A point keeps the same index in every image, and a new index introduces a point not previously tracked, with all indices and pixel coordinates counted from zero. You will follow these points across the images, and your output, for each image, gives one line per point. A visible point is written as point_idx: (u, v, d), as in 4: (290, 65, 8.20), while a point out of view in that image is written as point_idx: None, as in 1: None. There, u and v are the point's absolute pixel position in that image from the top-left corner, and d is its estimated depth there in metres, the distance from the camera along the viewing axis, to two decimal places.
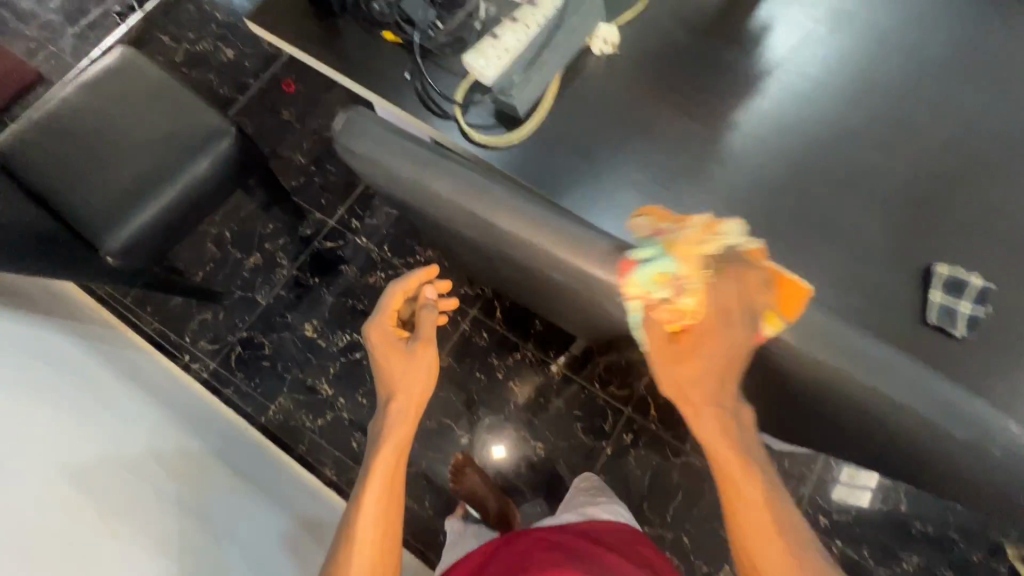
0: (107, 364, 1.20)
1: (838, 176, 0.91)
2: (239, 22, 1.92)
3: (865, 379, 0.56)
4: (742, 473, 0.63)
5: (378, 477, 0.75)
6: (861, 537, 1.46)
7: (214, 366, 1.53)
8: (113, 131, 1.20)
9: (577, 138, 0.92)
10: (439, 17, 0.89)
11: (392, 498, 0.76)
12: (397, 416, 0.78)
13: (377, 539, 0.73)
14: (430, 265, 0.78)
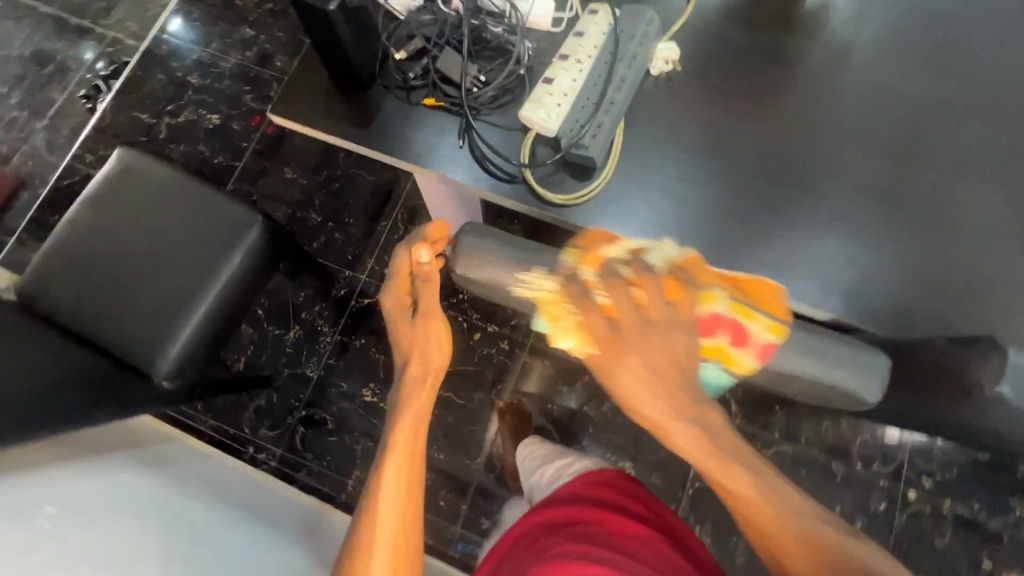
0: (191, 489, 1.15)
1: (954, 149, 0.78)
2: (217, 83, 1.80)
3: None
4: (723, 457, 0.58)
5: (395, 454, 0.73)
6: (972, 494, 1.41)
7: (282, 452, 1.48)
8: (135, 246, 1.12)
9: (648, 165, 0.80)
10: (481, 71, 0.80)
11: (411, 480, 0.73)
12: (414, 387, 0.77)
13: (396, 522, 0.70)
14: (438, 220, 0.79)
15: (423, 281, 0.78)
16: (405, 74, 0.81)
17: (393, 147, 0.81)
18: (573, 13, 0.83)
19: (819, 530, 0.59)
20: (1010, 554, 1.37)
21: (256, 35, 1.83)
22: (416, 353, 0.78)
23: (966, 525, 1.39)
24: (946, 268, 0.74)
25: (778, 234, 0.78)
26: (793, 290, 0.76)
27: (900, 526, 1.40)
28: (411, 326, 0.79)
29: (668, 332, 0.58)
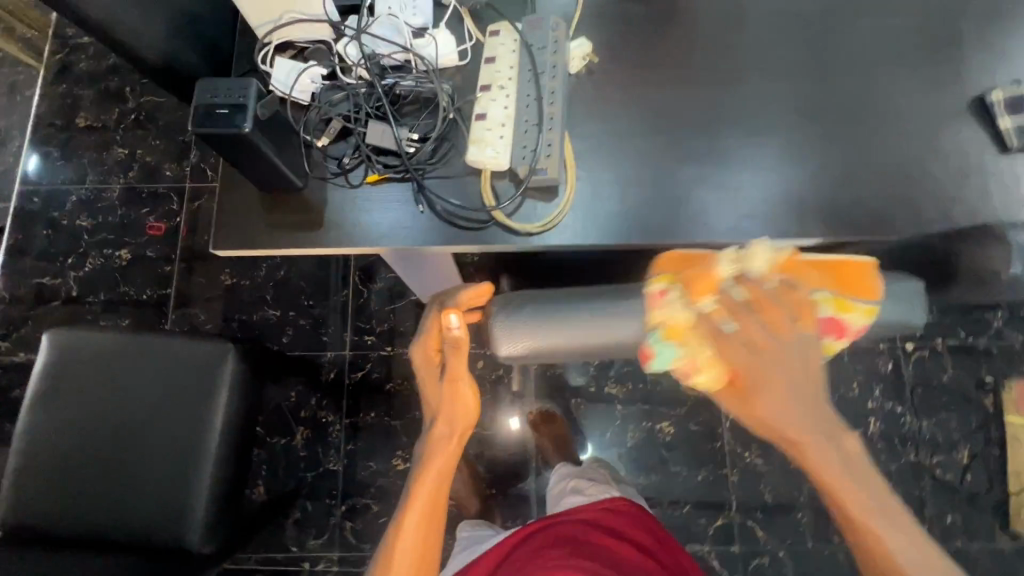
0: None
1: (859, 47, 0.83)
2: (110, 217, 1.65)
3: None
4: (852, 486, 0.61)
5: (416, 505, 0.70)
6: (955, 324, 1.55)
7: (339, 554, 1.43)
8: (112, 427, 1.04)
9: (603, 159, 0.81)
10: (412, 130, 0.77)
11: (430, 528, 0.71)
12: (437, 442, 0.74)
13: (410, 562, 0.69)
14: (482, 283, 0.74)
15: (450, 349, 0.72)
16: (337, 160, 0.77)
17: (354, 235, 0.78)
18: (473, 42, 0.81)
19: (901, 529, 0.60)
20: (1002, 361, 1.52)
21: (130, 154, 1.69)
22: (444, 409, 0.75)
23: (959, 352, 1.53)
24: (891, 157, 0.80)
25: (743, 181, 0.80)
26: (776, 229, 0.80)
27: (910, 376, 1.52)
28: (438, 388, 0.74)
29: (793, 361, 0.62)
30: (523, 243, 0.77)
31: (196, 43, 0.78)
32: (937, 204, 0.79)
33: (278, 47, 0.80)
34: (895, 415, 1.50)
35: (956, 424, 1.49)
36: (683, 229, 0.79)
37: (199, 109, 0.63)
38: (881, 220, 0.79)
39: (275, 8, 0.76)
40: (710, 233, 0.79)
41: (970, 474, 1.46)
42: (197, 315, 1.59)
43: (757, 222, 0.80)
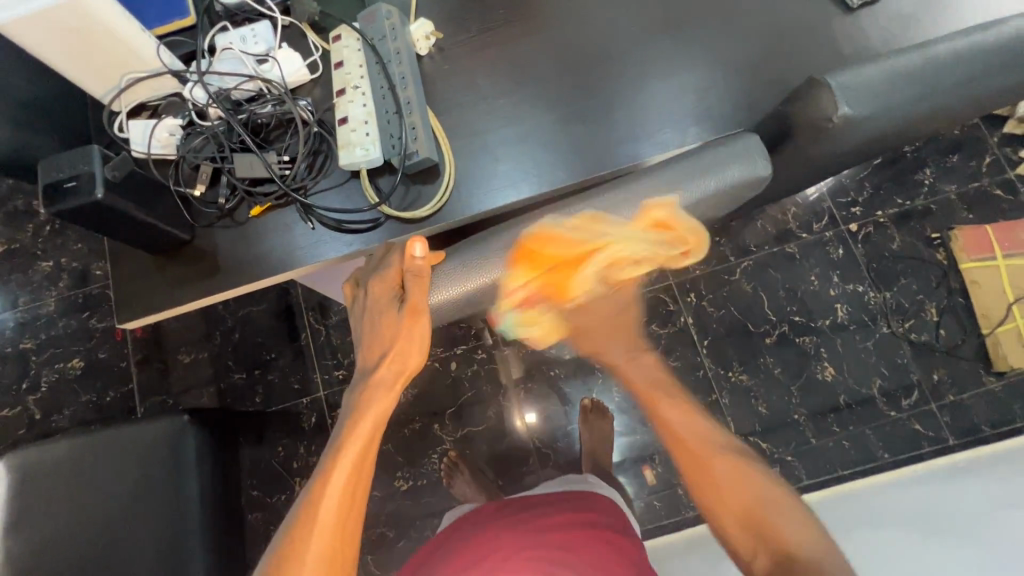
0: None
1: None
2: (53, 331, 1.63)
3: (901, 105, 0.60)
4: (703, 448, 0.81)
5: (349, 459, 0.69)
6: (890, 194, 1.58)
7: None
8: (86, 527, 1.01)
9: (478, 128, 0.81)
10: (281, 153, 0.78)
11: (357, 489, 0.69)
12: (380, 389, 0.73)
13: (335, 506, 0.66)
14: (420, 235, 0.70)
15: (413, 276, 0.69)
16: (216, 203, 0.77)
17: (255, 270, 0.77)
18: (320, 51, 0.81)
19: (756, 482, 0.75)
20: (943, 215, 1.56)
21: (56, 265, 1.67)
22: (394, 355, 0.73)
23: (901, 219, 1.56)
24: (743, 47, 0.82)
25: (614, 109, 0.82)
26: (657, 144, 0.81)
27: (862, 255, 1.55)
28: (395, 323, 0.72)
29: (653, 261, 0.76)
30: (421, 228, 0.78)
31: (46, 129, 0.78)
32: (802, 77, 0.81)
33: (130, 111, 0.80)
34: (859, 295, 1.53)
35: (917, 286, 1.53)
36: (570, 171, 0.80)
37: (44, 188, 0.63)
38: (751, 108, 0.81)
39: (111, 74, 0.75)
40: (597, 166, 0.80)
41: (943, 329, 1.49)
42: (165, 401, 1.57)
43: (638, 143, 0.81)
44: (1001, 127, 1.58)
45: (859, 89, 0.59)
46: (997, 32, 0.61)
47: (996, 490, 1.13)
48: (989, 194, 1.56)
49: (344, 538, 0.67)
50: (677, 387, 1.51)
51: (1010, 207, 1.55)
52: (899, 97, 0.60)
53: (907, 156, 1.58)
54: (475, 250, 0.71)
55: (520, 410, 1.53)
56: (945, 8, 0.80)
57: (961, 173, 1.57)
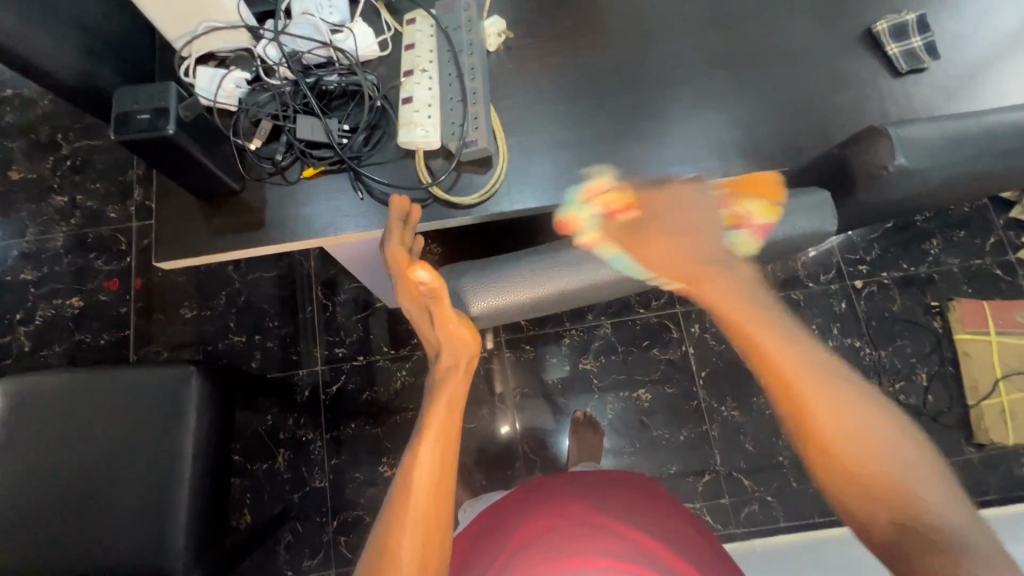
0: None
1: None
2: (57, 266, 1.61)
3: (954, 162, 0.65)
4: (802, 389, 0.63)
5: (433, 431, 0.64)
6: (896, 258, 1.63)
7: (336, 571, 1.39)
8: (72, 466, 1.00)
9: (534, 128, 0.84)
10: (342, 121, 0.79)
11: (447, 457, 0.64)
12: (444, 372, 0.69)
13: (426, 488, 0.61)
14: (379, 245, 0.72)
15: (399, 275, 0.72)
16: (272, 159, 0.79)
17: (299, 230, 0.79)
18: (393, 31, 0.84)
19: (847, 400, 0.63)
20: (944, 285, 1.61)
21: (70, 201, 1.66)
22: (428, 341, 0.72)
23: (904, 283, 1.62)
24: (796, 92, 0.86)
25: (667, 131, 0.85)
26: (703, 171, 0.84)
27: (863, 312, 1.60)
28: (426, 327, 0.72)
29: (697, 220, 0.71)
30: (467, 214, 0.80)
31: (115, 62, 0.79)
32: (846, 130, 0.85)
33: (199, 58, 0.82)
34: (856, 350, 1.58)
35: (912, 350, 1.57)
36: (617, 182, 0.83)
37: (116, 115, 0.64)
38: (795, 151, 0.84)
39: (190, 20, 0.77)
40: (642, 182, 0.83)
41: (931, 395, 1.54)
42: (159, 354, 1.55)
43: (684, 167, 0.84)
44: (1007, 211, 1.65)
45: (921, 143, 0.63)
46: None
47: None
48: (989, 272, 1.62)
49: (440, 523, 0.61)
50: (669, 413, 1.53)
51: (1007, 287, 1.61)
52: (951, 155, 0.64)
53: (918, 225, 1.64)
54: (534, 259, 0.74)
55: (512, 414, 1.54)
56: (987, 86, 0.85)
57: (965, 248, 1.63)
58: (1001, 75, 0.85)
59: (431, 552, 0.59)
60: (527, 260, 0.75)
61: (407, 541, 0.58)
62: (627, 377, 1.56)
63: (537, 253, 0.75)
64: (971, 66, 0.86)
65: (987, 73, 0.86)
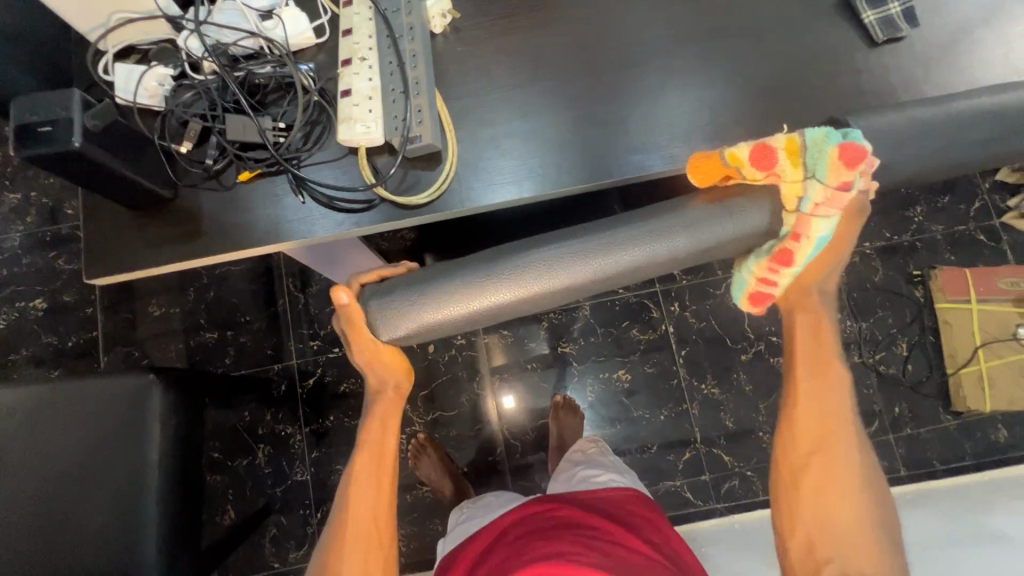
0: None
1: None
2: (16, 266, 1.56)
3: (917, 154, 0.62)
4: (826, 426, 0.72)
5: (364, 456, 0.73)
6: (879, 227, 1.60)
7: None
8: (33, 484, 0.98)
9: (487, 118, 0.79)
10: (276, 118, 0.74)
11: (377, 483, 0.73)
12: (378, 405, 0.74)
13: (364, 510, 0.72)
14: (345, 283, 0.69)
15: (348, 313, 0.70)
16: (204, 162, 0.73)
17: (239, 239, 0.74)
18: (329, 14, 0.77)
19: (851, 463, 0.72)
20: (927, 253, 1.59)
21: (24, 198, 1.58)
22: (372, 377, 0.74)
23: (887, 252, 1.59)
24: (765, 68, 0.80)
25: (629, 116, 0.79)
26: (667, 159, 0.79)
27: (845, 283, 1.58)
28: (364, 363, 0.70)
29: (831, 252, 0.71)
30: (417, 215, 0.75)
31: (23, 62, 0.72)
32: (819, 109, 0.80)
33: (118, 53, 0.75)
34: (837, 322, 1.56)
35: (892, 320, 1.56)
36: (576, 174, 0.78)
37: (15, 128, 0.58)
38: (765, 132, 0.79)
39: (101, 11, 0.70)
40: (603, 173, 0.78)
41: (911, 364, 1.54)
42: (130, 353, 1.52)
43: (646, 154, 0.79)
44: (994, 174, 1.61)
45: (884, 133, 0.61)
46: (1004, 98, 0.64)
47: (940, 526, 1.18)
48: (973, 238, 1.59)
49: (378, 538, 0.73)
50: (650, 392, 1.53)
51: (990, 253, 1.58)
52: (914, 145, 0.62)
53: (902, 193, 1.60)
54: (467, 272, 0.66)
55: (492, 400, 1.53)
56: (968, 55, 0.80)
57: (950, 215, 1.60)
58: (983, 43, 0.80)
59: (371, 563, 0.72)
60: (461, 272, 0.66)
61: (346, 550, 0.71)
62: (607, 358, 1.55)
63: (470, 263, 0.67)
64: (952, 33, 0.80)
65: (968, 41, 0.80)
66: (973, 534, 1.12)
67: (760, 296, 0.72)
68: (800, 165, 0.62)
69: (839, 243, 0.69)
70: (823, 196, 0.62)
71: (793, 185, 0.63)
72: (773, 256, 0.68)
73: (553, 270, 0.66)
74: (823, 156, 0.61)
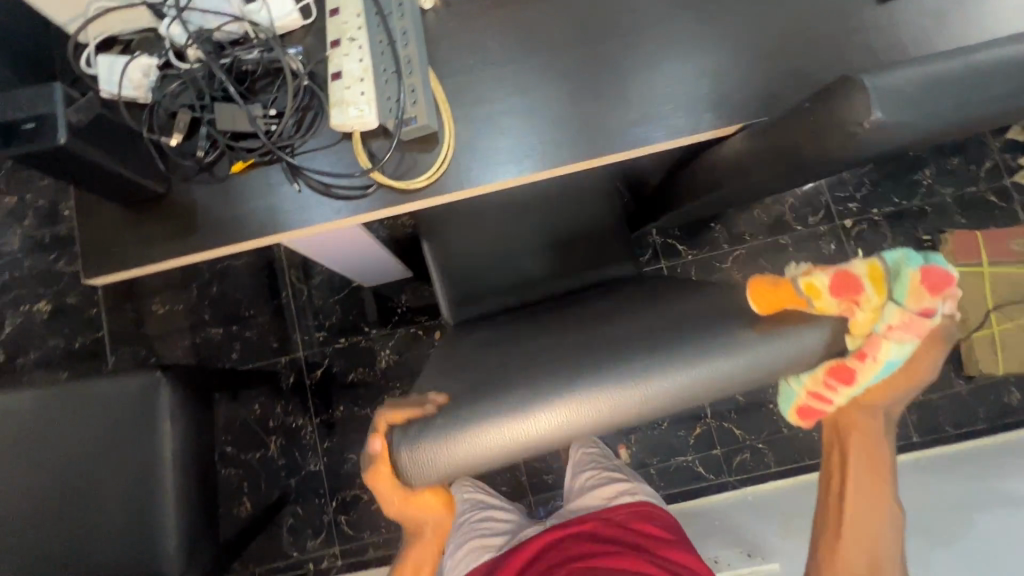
0: None
1: None
2: (19, 270, 1.55)
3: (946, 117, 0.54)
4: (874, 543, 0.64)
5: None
6: (887, 192, 1.57)
7: (340, 548, 1.43)
8: (50, 485, 0.99)
9: (484, 97, 0.76)
10: (267, 105, 0.71)
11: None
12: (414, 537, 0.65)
13: None
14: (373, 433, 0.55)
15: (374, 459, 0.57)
16: (195, 155, 0.72)
17: (237, 232, 0.72)
18: None
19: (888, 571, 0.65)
20: (937, 218, 1.55)
21: (21, 200, 1.57)
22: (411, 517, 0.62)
23: (895, 218, 1.56)
24: (769, 30, 0.77)
25: (629, 88, 0.77)
26: (670, 129, 0.76)
27: (853, 251, 1.55)
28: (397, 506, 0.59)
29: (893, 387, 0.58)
30: (416, 199, 0.74)
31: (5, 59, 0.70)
32: (828, 72, 0.77)
33: (99, 44, 0.72)
34: None
35: None
36: (577, 150, 0.76)
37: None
38: (772, 97, 0.76)
39: None
40: (604, 147, 0.76)
41: None
42: (137, 352, 1.52)
43: (648, 127, 0.76)
44: (1004, 133, 1.57)
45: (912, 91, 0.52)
46: None
47: (956, 491, 1.17)
48: (984, 200, 1.56)
49: None
50: None
51: (1002, 214, 1.55)
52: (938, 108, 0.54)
53: (910, 156, 1.56)
54: (499, 396, 0.55)
55: None
56: (982, 6, 0.76)
57: (960, 176, 1.56)
58: None
59: None
60: (495, 414, 0.54)
61: None
62: None
63: (500, 387, 0.56)
64: None
65: None
66: (989, 498, 1.11)
67: (812, 410, 0.58)
68: (888, 293, 0.51)
69: (916, 366, 0.56)
70: (901, 319, 0.51)
71: (871, 309, 0.51)
72: (831, 369, 0.55)
73: (600, 414, 0.53)
74: (903, 277, 0.51)
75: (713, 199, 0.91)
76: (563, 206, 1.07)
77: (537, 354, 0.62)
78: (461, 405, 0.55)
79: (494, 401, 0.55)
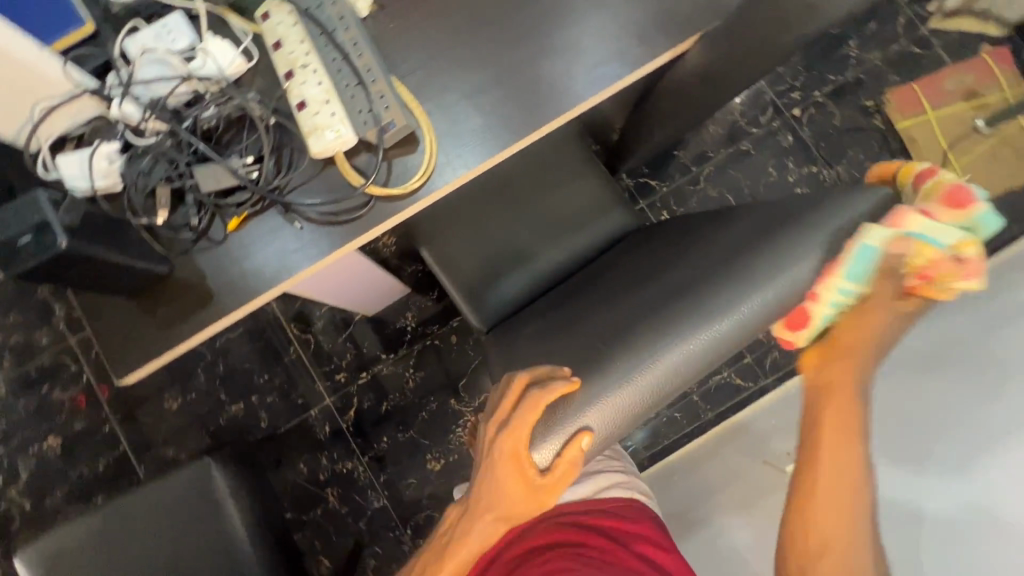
0: None
1: None
2: (15, 413, 1.49)
3: None
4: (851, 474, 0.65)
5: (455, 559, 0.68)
6: (822, 73, 1.63)
7: None
8: None
9: (447, 84, 0.77)
10: (243, 155, 0.70)
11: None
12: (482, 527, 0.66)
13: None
14: (535, 397, 0.61)
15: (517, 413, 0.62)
16: (188, 225, 0.70)
17: (253, 287, 0.72)
18: (251, 35, 0.73)
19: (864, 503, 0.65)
20: (873, 82, 1.63)
21: None
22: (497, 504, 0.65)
23: (837, 94, 1.62)
24: None
25: (580, 35, 0.78)
26: (630, 62, 0.78)
27: (810, 137, 1.61)
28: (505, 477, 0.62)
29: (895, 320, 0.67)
30: (417, 200, 0.74)
31: None
32: None
33: (51, 146, 0.70)
34: (815, 175, 1.60)
35: (864, 155, 1.60)
36: (552, 108, 0.77)
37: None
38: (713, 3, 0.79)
39: (20, 107, 0.65)
40: (575, 97, 0.77)
41: None
42: (164, 454, 1.48)
43: (609, 66, 0.78)
44: None
45: None
46: None
47: None
48: (910, 53, 1.63)
49: None
50: None
51: (930, 61, 1.63)
52: None
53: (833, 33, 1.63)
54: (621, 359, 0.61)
55: None
56: None
57: (881, 38, 1.64)
58: None
59: None
60: (622, 386, 0.60)
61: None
62: None
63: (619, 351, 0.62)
64: None
65: None
66: None
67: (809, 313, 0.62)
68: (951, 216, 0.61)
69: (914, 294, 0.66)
70: (942, 251, 0.60)
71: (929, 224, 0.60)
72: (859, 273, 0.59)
73: (703, 360, 0.59)
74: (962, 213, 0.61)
75: (684, 120, 0.96)
76: (542, 173, 1.09)
77: (627, 319, 0.66)
78: (595, 381, 0.60)
79: (620, 372, 0.60)
